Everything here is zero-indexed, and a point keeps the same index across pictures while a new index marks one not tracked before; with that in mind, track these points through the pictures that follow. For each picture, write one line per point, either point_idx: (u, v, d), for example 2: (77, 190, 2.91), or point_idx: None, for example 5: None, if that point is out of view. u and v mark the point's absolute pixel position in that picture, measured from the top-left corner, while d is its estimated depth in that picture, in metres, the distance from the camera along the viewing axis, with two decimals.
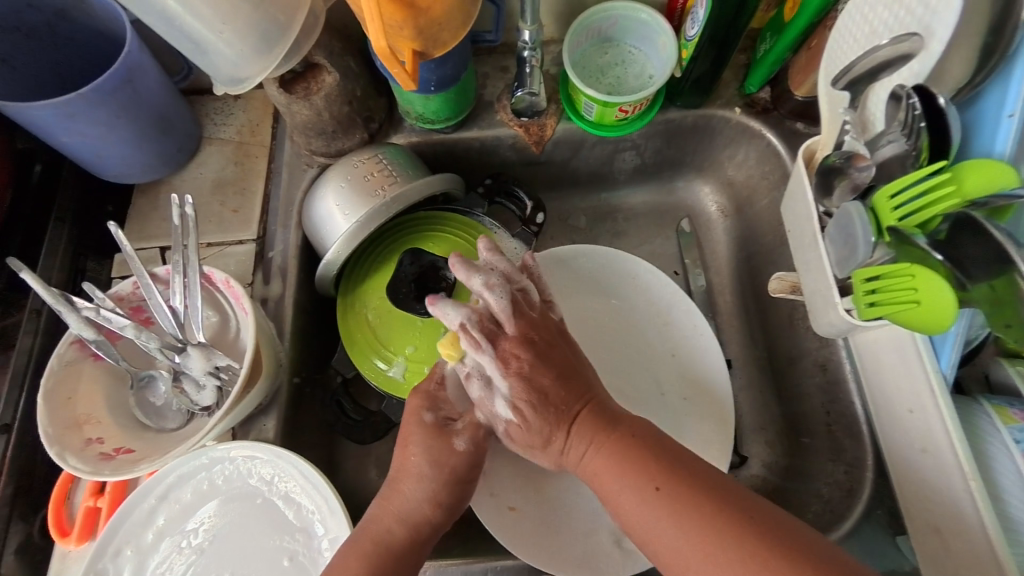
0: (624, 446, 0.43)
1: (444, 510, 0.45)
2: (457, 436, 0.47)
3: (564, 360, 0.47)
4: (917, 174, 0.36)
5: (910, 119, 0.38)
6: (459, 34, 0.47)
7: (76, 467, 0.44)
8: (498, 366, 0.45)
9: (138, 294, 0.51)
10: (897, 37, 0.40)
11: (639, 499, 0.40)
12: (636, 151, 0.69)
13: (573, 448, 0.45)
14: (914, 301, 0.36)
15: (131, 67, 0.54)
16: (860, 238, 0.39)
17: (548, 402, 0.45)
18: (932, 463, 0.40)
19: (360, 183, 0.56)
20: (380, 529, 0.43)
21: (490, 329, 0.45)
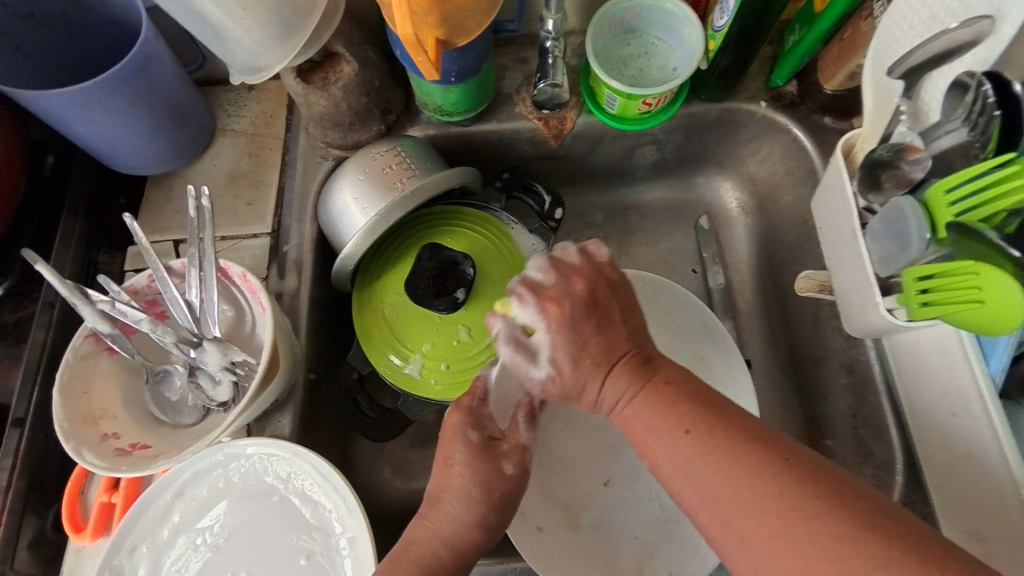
0: (665, 390, 0.38)
1: (488, 533, 0.42)
2: (505, 459, 0.44)
3: (613, 314, 0.41)
4: (982, 165, 0.34)
5: (981, 108, 0.36)
6: (484, 22, 0.46)
7: (93, 463, 0.43)
8: (538, 316, 0.41)
9: (153, 287, 0.50)
10: (967, 20, 0.37)
11: (686, 449, 0.35)
12: (656, 146, 0.67)
13: (607, 396, 0.39)
14: (977, 301, 0.34)
15: (147, 55, 0.53)
16: (913, 235, 0.38)
17: (586, 357, 0.40)
18: (982, 468, 0.39)
19: (378, 176, 0.55)
20: (424, 553, 0.40)
21: (536, 287, 0.42)
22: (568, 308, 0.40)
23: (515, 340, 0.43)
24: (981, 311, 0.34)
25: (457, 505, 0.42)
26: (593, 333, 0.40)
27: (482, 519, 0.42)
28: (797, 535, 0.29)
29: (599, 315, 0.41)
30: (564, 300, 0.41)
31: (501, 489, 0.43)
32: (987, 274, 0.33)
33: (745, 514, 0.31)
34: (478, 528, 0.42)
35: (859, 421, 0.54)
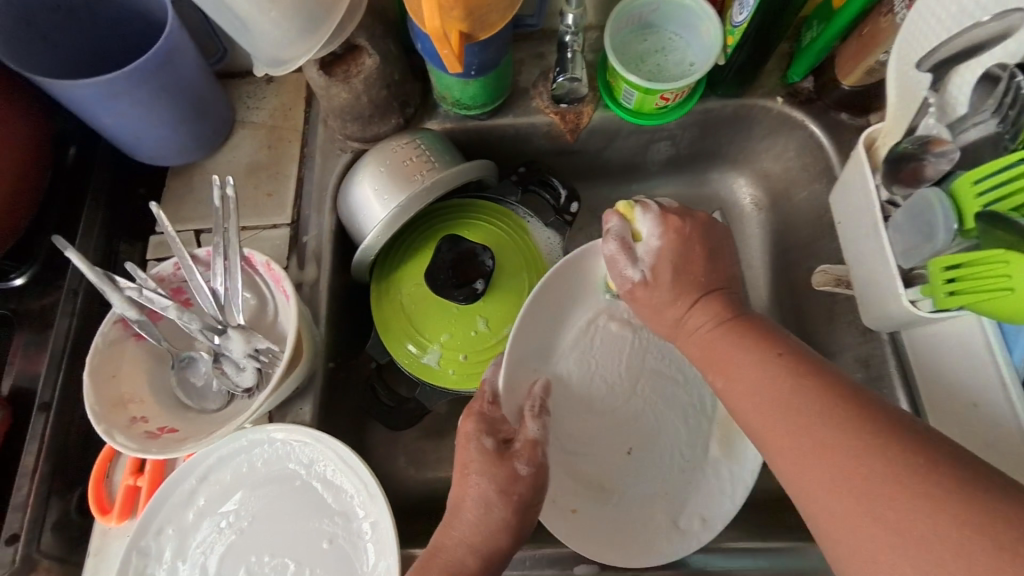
0: (743, 328, 0.45)
1: (513, 528, 0.44)
2: (517, 458, 0.46)
3: (715, 255, 0.51)
4: (1005, 161, 0.35)
5: (1011, 100, 0.37)
6: (508, 15, 0.46)
7: (123, 445, 0.44)
8: (657, 223, 0.50)
9: (179, 275, 0.51)
10: (996, 16, 0.38)
11: (766, 373, 0.41)
12: (671, 142, 0.68)
13: (692, 318, 0.48)
14: (1004, 290, 0.35)
15: (172, 47, 0.53)
16: (940, 225, 0.38)
17: (685, 275, 0.49)
18: (1000, 453, 0.42)
19: (398, 168, 0.56)
20: (450, 559, 0.43)
21: (676, 224, 0.51)
22: (684, 225, 0.51)
23: (631, 248, 0.51)
24: (1006, 300, 0.35)
25: (488, 507, 0.44)
26: (700, 269, 0.50)
27: (512, 516, 0.44)
28: (863, 450, 0.34)
29: (717, 262, 0.51)
30: (683, 224, 0.51)
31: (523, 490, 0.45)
32: (1015, 262, 0.34)
33: (802, 429, 0.37)
34: (504, 526, 0.44)
35: None
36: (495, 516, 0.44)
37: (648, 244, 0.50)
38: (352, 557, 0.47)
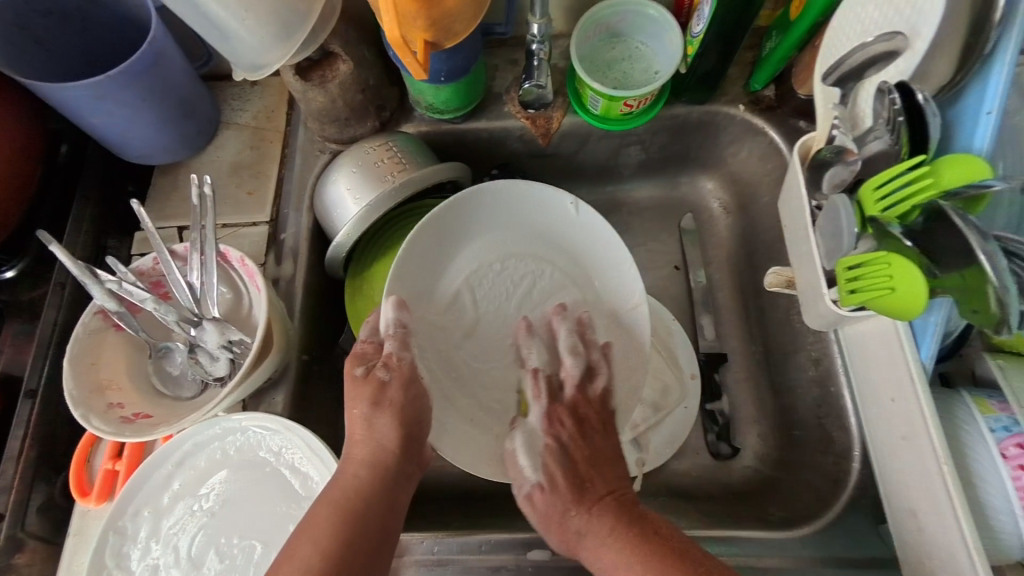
0: (642, 541, 0.43)
1: (403, 443, 0.48)
2: (380, 372, 0.50)
3: (604, 440, 0.52)
4: (898, 168, 0.37)
5: (892, 115, 0.39)
6: (471, 25, 0.49)
7: (100, 428, 0.47)
8: (543, 422, 0.52)
9: (158, 269, 0.54)
10: (884, 35, 0.42)
11: (610, 527, 0.45)
12: (641, 146, 0.70)
13: (592, 532, 0.45)
14: (889, 289, 0.37)
15: (158, 52, 0.56)
16: (844, 230, 0.41)
17: (580, 484, 0.48)
18: (913, 452, 0.41)
19: (371, 169, 0.58)
20: (346, 479, 0.45)
21: (554, 389, 0.54)
22: (581, 446, 0.51)
23: (528, 442, 0.52)
24: (893, 298, 0.37)
25: (381, 421, 0.48)
26: (602, 476, 0.49)
27: (399, 426, 0.48)
28: None
29: (608, 451, 0.51)
30: (568, 415, 0.52)
31: (395, 398, 0.49)
32: (897, 263, 0.36)
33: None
34: (393, 439, 0.48)
35: (824, 412, 0.56)
36: (385, 433, 0.47)
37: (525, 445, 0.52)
38: None
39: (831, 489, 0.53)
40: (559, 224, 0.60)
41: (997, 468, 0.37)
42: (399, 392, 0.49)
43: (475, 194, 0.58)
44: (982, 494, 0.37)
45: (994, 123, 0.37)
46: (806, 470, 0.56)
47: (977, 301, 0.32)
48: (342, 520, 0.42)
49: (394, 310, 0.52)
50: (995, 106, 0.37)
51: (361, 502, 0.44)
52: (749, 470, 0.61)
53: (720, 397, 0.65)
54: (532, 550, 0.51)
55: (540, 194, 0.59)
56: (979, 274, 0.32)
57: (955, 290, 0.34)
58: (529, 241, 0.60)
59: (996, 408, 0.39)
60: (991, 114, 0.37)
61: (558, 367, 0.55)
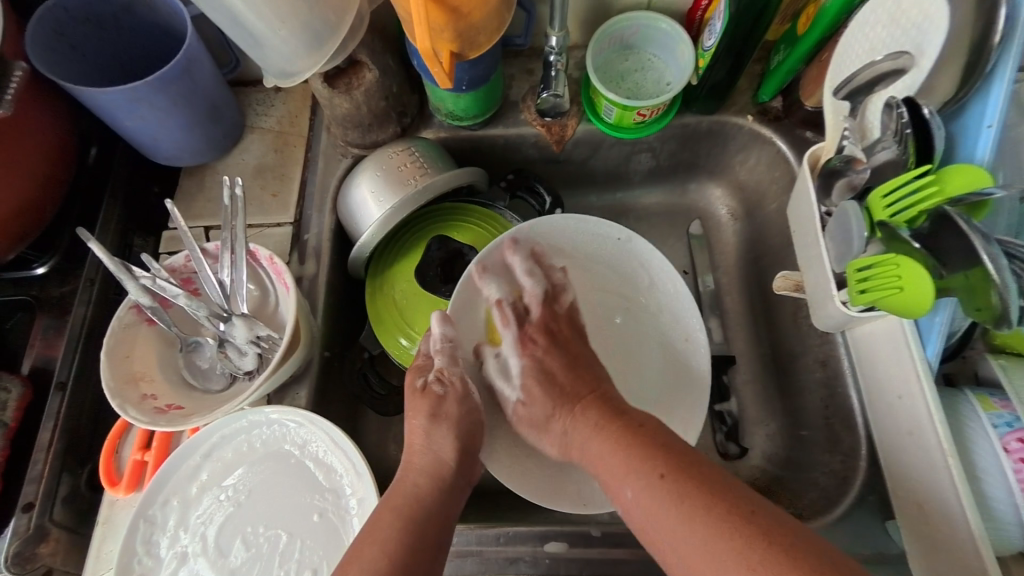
0: (637, 437, 0.45)
1: (458, 457, 0.51)
2: (436, 387, 0.53)
3: (571, 349, 0.57)
4: (905, 176, 0.39)
5: (899, 128, 0.42)
6: (494, 37, 0.52)
7: (135, 417, 0.49)
8: (516, 345, 0.57)
9: (189, 267, 0.56)
10: (892, 54, 0.44)
11: (593, 426, 0.49)
12: (651, 154, 0.72)
13: (578, 429, 0.50)
14: (897, 288, 0.39)
15: (190, 59, 0.59)
16: (855, 234, 0.43)
17: (554, 384, 0.54)
18: (920, 446, 0.43)
19: (394, 173, 0.61)
20: (408, 486, 0.48)
21: (520, 314, 0.58)
22: (546, 347, 0.56)
23: (505, 368, 0.57)
24: (903, 296, 0.38)
25: (439, 436, 0.51)
26: (570, 387, 0.53)
27: (455, 438, 0.51)
28: None
29: (565, 367, 0.55)
30: (540, 333, 0.57)
31: (451, 411, 0.52)
32: (906, 264, 0.38)
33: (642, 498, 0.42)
34: (450, 452, 0.50)
35: (831, 412, 0.58)
36: (443, 444, 0.50)
37: (509, 388, 0.56)
38: (340, 530, 0.51)
39: (839, 487, 0.54)
40: (611, 257, 0.62)
41: (999, 461, 0.39)
42: (454, 405, 0.53)
43: (534, 228, 0.60)
44: (985, 484, 0.39)
45: (994, 136, 0.40)
46: (814, 468, 0.58)
47: (980, 299, 0.34)
48: (401, 527, 0.44)
49: (440, 326, 0.54)
50: (994, 120, 0.40)
51: (420, 509, 0.46)
52: (758, 469, 0.63)
53: (728, 399, 0.66)
54: (548, 543, 0.53)
55: (594, 229, 0.62)
56: (985, 275, 0.34)
57: (958, 291, 0.36)
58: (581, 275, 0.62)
59: (998, 405, 0.40)
60: (991, 128, 0.40)
61: (521, 292, 0.59)
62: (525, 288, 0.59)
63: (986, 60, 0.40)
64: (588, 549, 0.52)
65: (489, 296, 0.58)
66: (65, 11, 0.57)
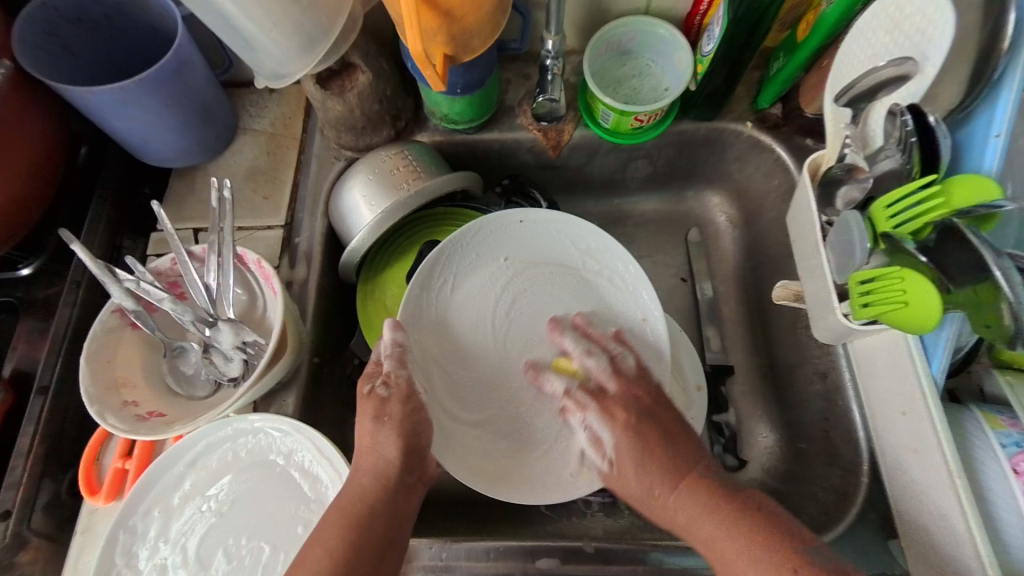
0: (697, 482, 0.48)
1: (409, 457, 0.50)
2: (381, 389, 0.52)
3: (662, 419, 0.52)
4: (910, 187, 0.37)
5: (903, 135, 0.41)
6: (489, 41, 0.51)
7: (115, 425, 0.48)
8: (603, 417, 0.52)
9: (176, 270, 0.55)
10: (895, 60, 0.43)
11: (691, 508, 0.46)
12: (649, 160, 0.72)
13: (674, 503, 0.48)
14: (902, 303, 0.38)
15: (182, 59, 0.58)
16: (857, 244, 0.42)
17: (650, 466, 0.49)
18: (924, 464, 0.41)
19: (387, 177, 0.60)
20: (353, 485, 0.48)
21: (594, 392, 0.54)
22: (628, 414, 0.52)
23: (595, 438, 0.53)
24: (906, 312, 0.38)
25: (381, 439, 0.49)
26: (668, 464, 0.49)
27: (399, 439, 0.50)
28: None
29: (661, 423, 0.52)
30: (623, 402, 0.53)
31: (395, 413, 0.51)
32: (909, 278, 0.37)
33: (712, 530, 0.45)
34: (395, 451, 0.49)
35: (830, 425, 0.57)
36: (387, 444, 0.49)
37: (590, 429, 0.53)
38: None
39: (838, 503, 0.53)
40: (560, 249, 0.61)
41: (1007, 480, 0.37)
42: (398, 406, 0.51)
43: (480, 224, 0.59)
44: (994, 506, 0.38)
45: (1002, 146, 0.39)
46: (813, 483, 0.57)
47: (988, 318, 0.34)
48: (347, 525, 0.45)
49: (391, 332, 0.53)
50: (1002, 130, 0.39)
51: (365, 511, 0.46)
52: (756, 482, 0.62)
53: (726, 409, 0.65)
54: (539, 558, 0.51)
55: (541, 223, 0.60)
56: (997, 292, 0.33)
57: (965, 307, 0.35)
58: (532, 268, 0.60)
59: (1006, 423, 0.39)
60: (998, 137, 0.39)
61: (585, 368, 0.55)
62: (588, 361, 0.55)
63: (993, 67, 0.39)
64: (580, 565, 0.51)
65: (575, 355, 0.56)
66: (56, 11, 0.56)
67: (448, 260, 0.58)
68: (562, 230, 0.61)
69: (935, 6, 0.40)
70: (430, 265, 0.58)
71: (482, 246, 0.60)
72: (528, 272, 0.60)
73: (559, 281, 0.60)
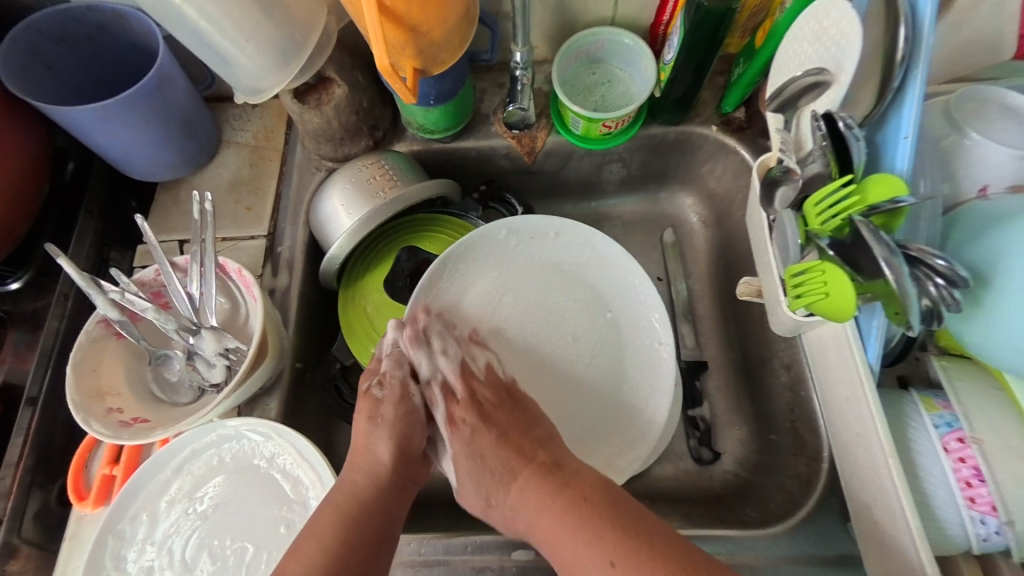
0: (580, 508, 0.44)
1: (395, 457, 0.51)
2: (377, 390, 0.54)
3: (499, 419, 0.53)
4: (830, 185, 0.40)
5: (820, 140, 0.43)
6: (457, 54, 0.53)
7: (99, 431, 0.49)
8: (446, 426, 0.54)
9: (159, 280, 0.57)
10: (810, 70, 0.46)
11: (537, 503, 0.46)
12: (622, 164, 0.74)
13: (512, 506, 0.48)
14: (824, 295, 0.41)
15: (162, 77, 0.60)
16: (791, 241, 0.46)
17: (487, 466, 0.51)
18: (865, 448, 0.44)
19: (364, 186, 0.62)
20: (348, 483, 0.49)
21: (447, 392, 0.55)
22: (475, 391, 0.55)
23: (451, 457, 0.54)
24: (829, 304, 0.41)
25: (372, 444, 0.51)
26: (500, 471, 0.50)
27: (392, 440, 0.51)
28: None
29: (500, 425, 0.52)
30: (467, 412, 0.54)
31: (389, 414, 0.53)
32: (830, 271, 0.40)
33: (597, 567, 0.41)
34: (387, 453, 0.51)
35: (796, 416, 0.59)
36: (380, 445, 0.51)
37: (442, 444, 0.55)
38: None
39: (803, 490, 0.55)
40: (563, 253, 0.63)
41: (940, 460, 0.42)
42: (392, 407, 0.53)
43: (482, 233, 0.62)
44: (925, 484, 0.41)
45: (911, 146, 0.41)
46: (781, 471, 0.59)
47: (895, 306, 0.36)
48: (343, 522, 0.46)
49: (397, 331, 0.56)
50: (910, 131, 0.41)
51: (361, 509, 0.47)
52: (729, 474, 0.64)
53: (700, 403, 0.67)
54: (516, 550, 0.53)
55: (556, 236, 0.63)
56: (891, 287, 0.36)
57: (880, 296, 0.38)
58: (531, 268, 0.62)
59: (940, 405, 0.43)
60: (907, 139, 0.41)
61: (441, 371, 0.56)
62: (442, 361, 0.56)
63: (893, 77, 0.41)
64: None
65: (422, 359, 0.56)
66: (39, 33, 0.58)
67: (450, 266, 0.61)
68: (553, 236, 0.63)
69: (847, 16, 0.43)
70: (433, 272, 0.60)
71: (490, 253, 0.62)
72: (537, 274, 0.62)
73: (562, 284, 0.62)
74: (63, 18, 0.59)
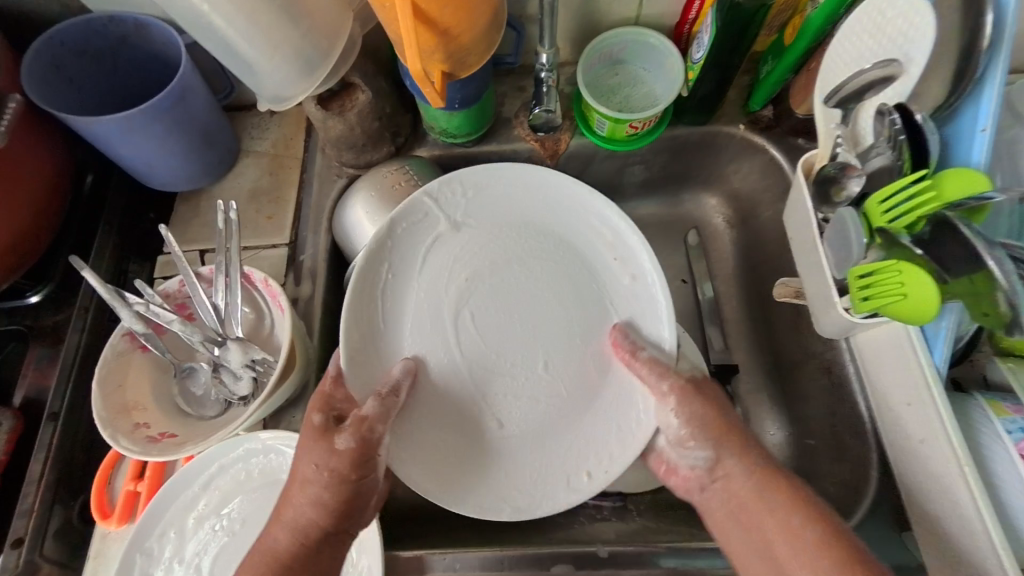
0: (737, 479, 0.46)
1: (339, 510, 0.45)
2: (341, 433, 0.46)
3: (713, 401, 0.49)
4: (904, 180, 0.40)
5: (892, 134, 0.43)
6: (485, 57, 0.53)
7: (127, 448, 0.48)
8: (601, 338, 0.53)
9: (183, 291, 0.56)
10: (881, 61, 0.45)
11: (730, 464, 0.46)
12: (645, 165, 0.72)
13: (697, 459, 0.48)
14: (901, 296, 0.40)
15: (184, 87, 0.59)
16: (853, 239, 0.44)
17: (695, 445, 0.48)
18: (933, 455, 0.42)
19: (387, 192, 0.61)
20: (271, 541, 0.44)
21: None
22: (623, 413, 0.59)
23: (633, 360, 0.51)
24: (905, 304, 0.40)
25: (296, 495, 0.45)
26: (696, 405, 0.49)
27: (332, 494, 0.45)
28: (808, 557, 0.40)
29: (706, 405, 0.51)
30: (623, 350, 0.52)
31: (340, 464, 0.45)
32: (908, 271, 0.39)
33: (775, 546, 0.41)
34: (317, 512, 0.44)
35: (836, 421, 0.58)
36: (312, 504, 0.45)
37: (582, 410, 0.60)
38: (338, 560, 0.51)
39: (850, 497, 0.54)
40: (535, 216, 0.56)
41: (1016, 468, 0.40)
42: (347, 451, 0.45)
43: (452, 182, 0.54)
44: (1003, 494, 0.40)
45: (988, 139, 0.41)
46: (822, 478, 0.57)
47: (986, 306, 0.36)
48: None
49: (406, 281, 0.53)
50: (987, 124, 0.41)
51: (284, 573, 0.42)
52: None
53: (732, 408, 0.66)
54: (554, 565, 0.51)
55: (547, 202, 0.56)
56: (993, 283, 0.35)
57: (965, 296, 0.37)
58: (507, 237, 0.55)
59: (1009, 409, 0.42)
60: (984, 131, 0.41)
61: None
62: None
63: (977, 64, 0.41)
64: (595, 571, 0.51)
65: None
66: (61, 45, 0.58)
67: (414, 223, 0.54)
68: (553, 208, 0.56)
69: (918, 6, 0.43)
70: (391, 227, 0.53)
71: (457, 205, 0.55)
72: (510, 236, 0.55)
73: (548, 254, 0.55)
74: (84, 30, 0.58)
